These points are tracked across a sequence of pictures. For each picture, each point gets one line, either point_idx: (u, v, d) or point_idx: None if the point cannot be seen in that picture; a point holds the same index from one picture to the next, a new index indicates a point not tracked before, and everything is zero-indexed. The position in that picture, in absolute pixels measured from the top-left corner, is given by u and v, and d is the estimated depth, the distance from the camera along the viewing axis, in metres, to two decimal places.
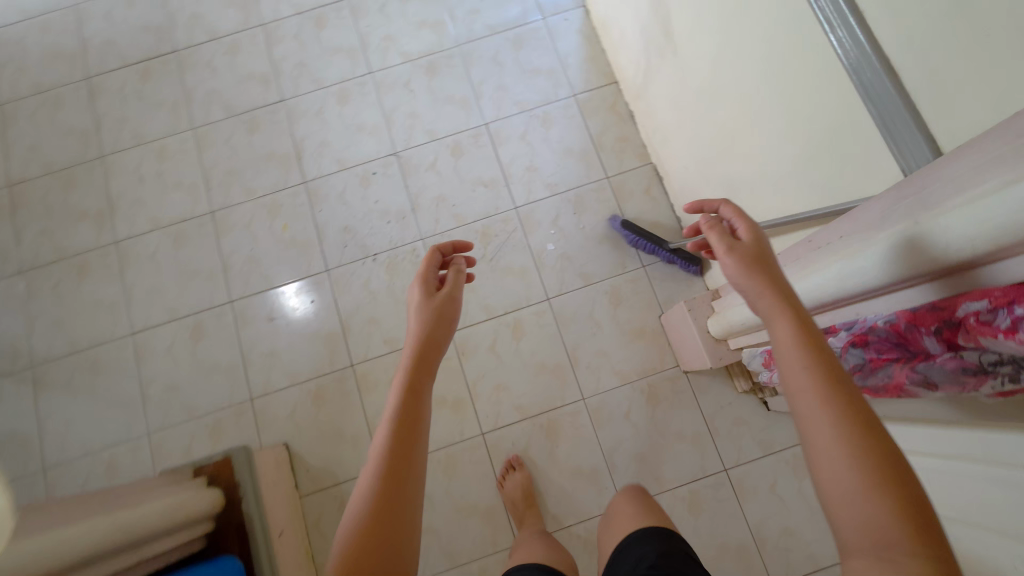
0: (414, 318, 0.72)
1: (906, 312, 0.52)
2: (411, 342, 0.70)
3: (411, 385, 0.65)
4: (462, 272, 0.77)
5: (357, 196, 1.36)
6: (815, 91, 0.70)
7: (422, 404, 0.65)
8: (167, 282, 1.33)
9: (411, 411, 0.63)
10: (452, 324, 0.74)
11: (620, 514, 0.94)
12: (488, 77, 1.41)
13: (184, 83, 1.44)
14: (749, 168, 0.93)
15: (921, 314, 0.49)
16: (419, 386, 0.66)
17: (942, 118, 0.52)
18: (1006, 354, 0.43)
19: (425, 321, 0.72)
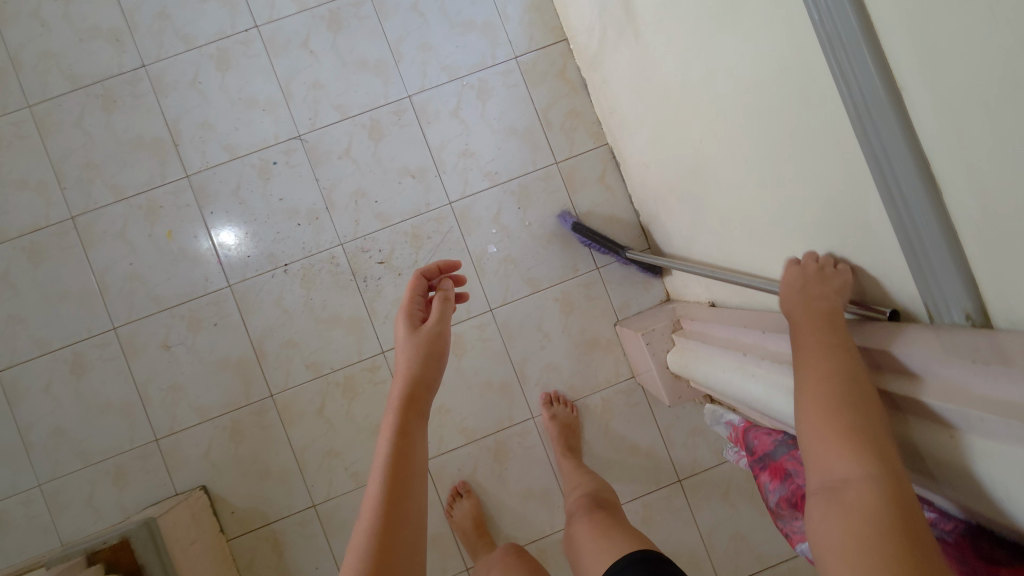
0: (400, 357, 0.66)
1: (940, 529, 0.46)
2: (399, 382, 0.65)
3: (404, 431, 0.62)
4: (447, 303, 0.69)
5: (255, 191, 1.12)
6: (814, 158, 0.54)
7: (417, 457, 0.61)
8: (30, 308, 1.10)
9: (403, 457, 0.60)
10: (441, 360, 0.68)
11: (586, 541, 0.84)
12: (408, 33, 1.13)
13: (5, 43, 1.10)
14: (721, 200, 0.77)
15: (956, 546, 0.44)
16: (409, 431, 0.62)
17: (1001, 268, 0.39)
18: None
19: (411, 361, 0.65)
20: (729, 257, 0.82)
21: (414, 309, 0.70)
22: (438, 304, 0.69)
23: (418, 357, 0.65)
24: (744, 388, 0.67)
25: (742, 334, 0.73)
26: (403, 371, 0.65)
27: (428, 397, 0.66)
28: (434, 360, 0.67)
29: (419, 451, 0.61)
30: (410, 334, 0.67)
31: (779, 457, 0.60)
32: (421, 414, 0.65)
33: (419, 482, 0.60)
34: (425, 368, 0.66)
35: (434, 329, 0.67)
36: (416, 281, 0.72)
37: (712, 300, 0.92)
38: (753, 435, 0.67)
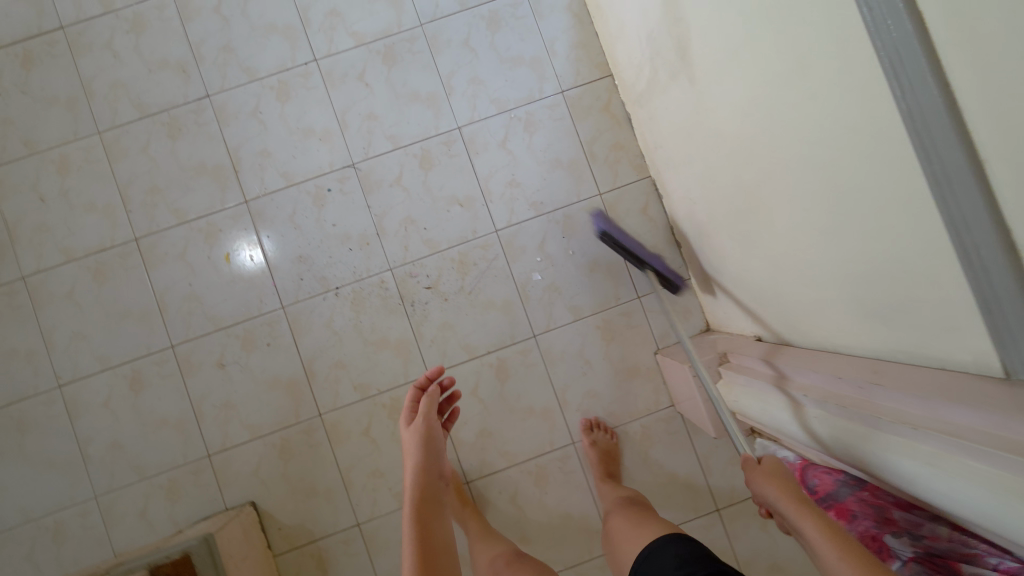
0: (407, 451, 0.88)
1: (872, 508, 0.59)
2: (412, 477, 0.85)
3: (421, 510, 0.82)
4: (434, 400, 0.92)
5: (309, 217, 1.16)
6: (878, 214, 0.56)
7: (436, 531, 0.81)
8: (92, 325, 1.15)
9: (425, 537, 0.79)
10: (441, 449, 0.90)
11: (622, 536, 0.86)
12: (459, 67, 1.18)
13: (79, 73, 1.16)
14: (774, 242, 0.79)
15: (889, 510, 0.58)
16: (427, 516, 0.82)
17: None
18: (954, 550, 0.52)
19: (415, 453, 0.88)
20: (779, 296, 0.83)
21: (408, 412, 0.94)
22: (426, 404, 0.93)
23: (419, 449, 0.88)
24: (806, 428, 0.69)
25: (800, 374, 0.74)
26: (414, 464, 0.86)
27: (436, 479, 0.87)
28: (432, 445, 0.88)
29: (436, 526, 0.82)
30: (410, 431, 0.90)
31: (844, 497, 0.63)
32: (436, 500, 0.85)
33: (446, 556, 0.79)
34: (427, 455, 0.87)
35: (427, 423, 0.89)
36: (414, 392, 0.95)
37: (757, 335, 0.96)
38: (812, 475, 0.69)
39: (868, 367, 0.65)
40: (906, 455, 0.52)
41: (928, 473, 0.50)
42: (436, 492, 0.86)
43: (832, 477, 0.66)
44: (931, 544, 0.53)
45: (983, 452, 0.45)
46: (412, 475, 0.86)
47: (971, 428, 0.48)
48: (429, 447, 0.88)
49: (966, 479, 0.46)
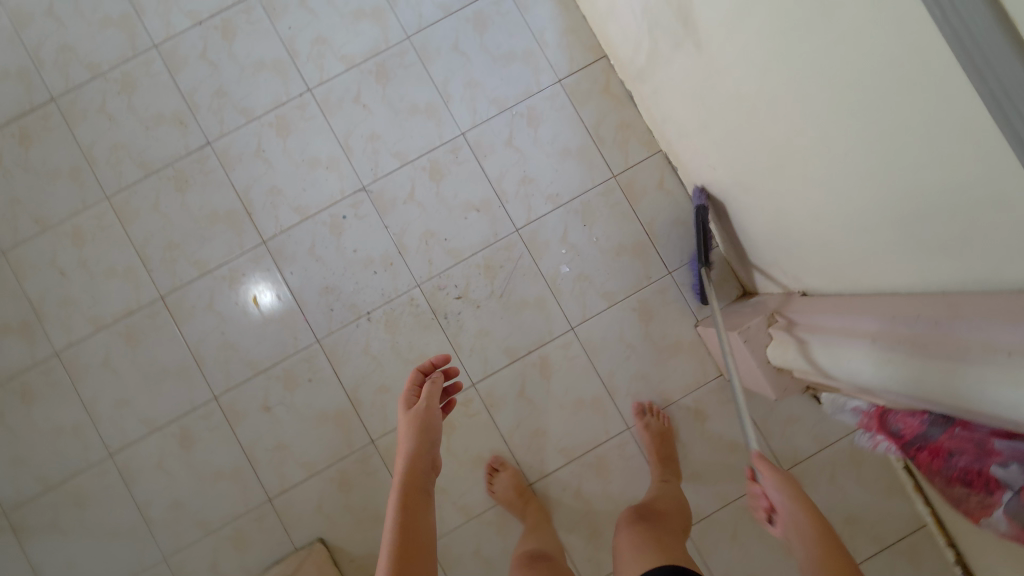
0: (402, 435, 0.86)
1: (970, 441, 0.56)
2: (403, 459, 0.83)
3: (408, 499, 0.79)
4: (435, 386, 0.90)
5: (329, 247, 1.16)
6: (930, 149, 0.54)
7: (420, 519, 0.77)
8: (133, 389, 1.14)
9: (410, 520, 0.76)
10: (437, 433, 0.87)
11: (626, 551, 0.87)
12: (454, 73, 1.17)
13: (79, 141, 1.16)
14: (812, 194, 0.77)
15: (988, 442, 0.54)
16: (413, 500, 0.79)
17: None
18: None
19: (409, 437, 0.85)
20: (823, 248, 0.81)
21: (408, 395, 0.91)
22: (426, 389, 0.90)
23: (414, 435, 0.85)
24: (881, 374, 0.67)
25: (864, 321, 0.73)
26: (406, 446, 0.84)
27: (427, 468, 0.84)
28: (427, 431, 0.85)
29: (421, 515, 0.78)
30: (408, 415, 0.87)
31: (936, 437, 0.60)
32: (424, 484, 0.82)
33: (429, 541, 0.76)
34: (421, 442, 0.84)
35: (427, 407, 0.87)
36: (415, 376, 0.94)
37: (803, 290, 0.94)
38: (895, 419, 0.67)
39: (940, 303, 0.63)
40: (1002, 383, 0.50)
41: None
42: (426, 482, 0.83)
43: (919, 416, 0.63)
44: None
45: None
46: (404, 459, 0.83)
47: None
48: (424, 434, 0.85)
49: None
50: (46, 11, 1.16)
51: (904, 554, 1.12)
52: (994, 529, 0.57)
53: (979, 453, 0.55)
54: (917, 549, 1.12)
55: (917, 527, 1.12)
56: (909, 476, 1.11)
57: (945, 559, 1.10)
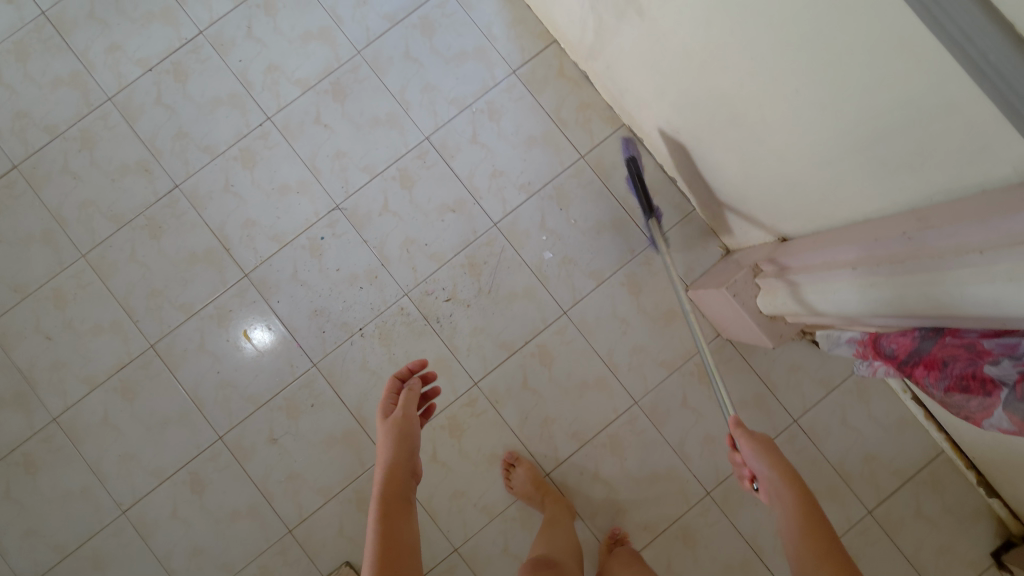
0: (381, 444, 0.85)
1: (962, 348, 0.56)
2: (380, 471, 0.82)
3: (387, 512, 0.78)
4: (412, 394, 0.89)
5: (313, 270, 1.15)
6: (874, 68, 0.54)
7: (403, 531, 0.77)
8: (136, 442, 1.13)
9: (389, 535, 0.75)
10: (415, 440, 0.86)
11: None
12: (409, 80, 1.18)
13: (47, 204, 1.16)
14: (774, 136, 0.77)
15: (982, 347, 0.55)
16: (392, 515, 0.78)
17: None
18: None
19: (388, 447, 0.84)
20: (794, 188, 0.82)
21: (387, 403, 0.91)
22: (404, 397, 0.90)
23: (393, 443, 0.84)
24: (868, 299, 0.69)
25: (842, 251, 0.74)
26: (383, 458, 0.83)
27: (407, 477, 0.83)
28: (407, 440, 0.84)
29: (403, 525, 0.77)
30: (386, 423, 0.87)
31: (929, 350, 0.60)
32: (403, 493, 0.81)
33: (410, 553, 0.75)
34: (400, 451, 0.83)
35: (404, 413, 0.87)
36: (391, 383, 0.93)
37: (783, 236, 0.94)
38: (887, 341, 0.66)
39: (910, 217, 0.64)
40: (981, 282, 0.54)
41: (1011, 291, 0.51)
42: (407, 490, 0.82)
43: (908, 336, 0.63)
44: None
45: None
46: (382, 470, 0.82)
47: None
48: (403, 442, 0.84)
49: None
50: None
51: (927, 484, 1.12)
52: (997, 430, 0.56)
53: (972, 357, 0.55)
54: (939, 476, 1.12)
55: (936, 455, 1.13)
56: (918, 405, 1.12)
57: (967, 481, 1.12)
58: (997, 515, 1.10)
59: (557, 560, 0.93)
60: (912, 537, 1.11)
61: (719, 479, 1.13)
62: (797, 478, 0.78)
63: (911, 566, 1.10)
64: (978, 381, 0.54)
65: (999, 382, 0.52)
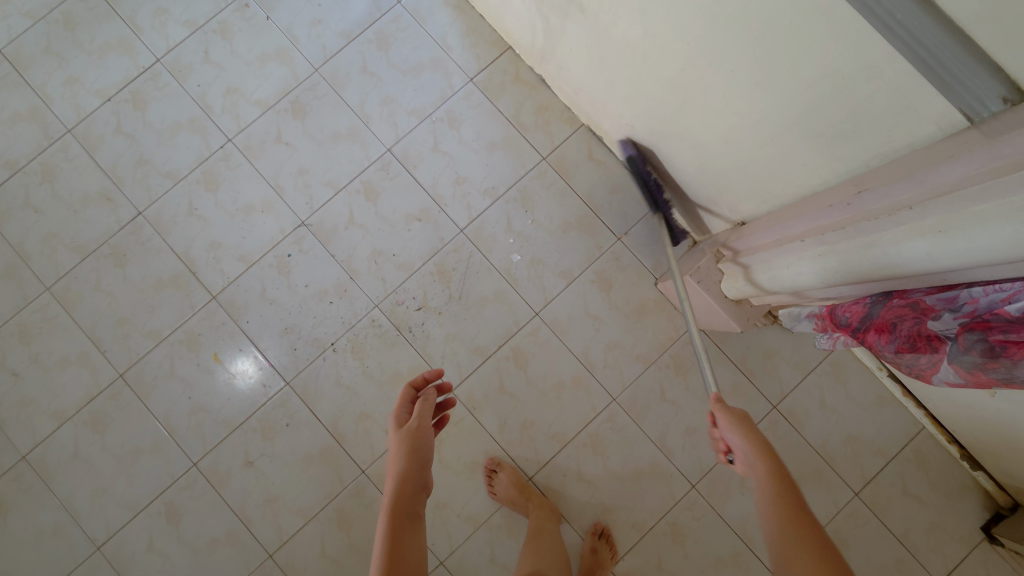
0: (392, 456, 0.81)
1: (906, 307, 0.57)
2: (392, 486, 0.78)
3: (394, 529, 0.74)
4: (427, 404, 0.85)
5: (281, 288, 1.15)
6: (800, 38, 0.55)
7: (410, 550, 0.73)
8: (108, 475, 1.11)
9: (395, 555, 0.72)
10: (428, 454, 0.82)
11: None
12: (368, 94, 1.19)
13: (8, 239, 1.15)
14: (718, 120, 0.78)
15: (925, 304, 0.56)
16: (399, 534, 0.74)
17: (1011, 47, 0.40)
18: (985, 305, 0.50)
19: (400, 459, 0.79)
20: (744, 170, 0.82)
21: (400, 412, 0.86)
22: (419, 407, 0.85)
23: (405, 457, 0.79)
24: (820, 268, 0.70)
25: (796, 225, 0.76)
26: (395, 472, 0.79)
27: (417, 491, 0.79)
28: (419, 456, 0.80)
29: (411, 543, 0.74)
30: (399, 434, 0.82)
31: (878, 314, 0.60)
32: (412, 511, 0.78)
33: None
34: (411, 465, 0.79)
35: (417, 425, 0.82)
36: (406, 390, 0.89)
37: (742, 220, 0.93)
38: (841, 310, 0.67)
39: (848, 185, 0.65)
40: (913, 239, 0.55)
41: (942, 243, 0.52)
42: (416, 505, 0.78)
43: (862, 303, 0.64)
44: (972, 309, 0.51)
45: (983, 189, 0.48)
46: (393, 483, 0.78)
47: (958, 180, 0.51)
48: (415, 457, 0.79)
49: (990, 218, 0.48)
50: None
51: (912, 462, 1.11)
52: (947, 383, 0.57)
53: (917, 316, 0.56)
54: (923, 453, 1.12)
55: (917, 431, 1.12)
56: (894, 382, 1.12)
57: (950, 455, 1.11)
58: (983, 488, 1.09)
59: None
60: (901, 517, 1.10)
61: (703, 471, 1.12)
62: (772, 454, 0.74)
63: (902, 545, 1.09)
64: (922, 339, 0.55)
65: (942, 340, 0.54)
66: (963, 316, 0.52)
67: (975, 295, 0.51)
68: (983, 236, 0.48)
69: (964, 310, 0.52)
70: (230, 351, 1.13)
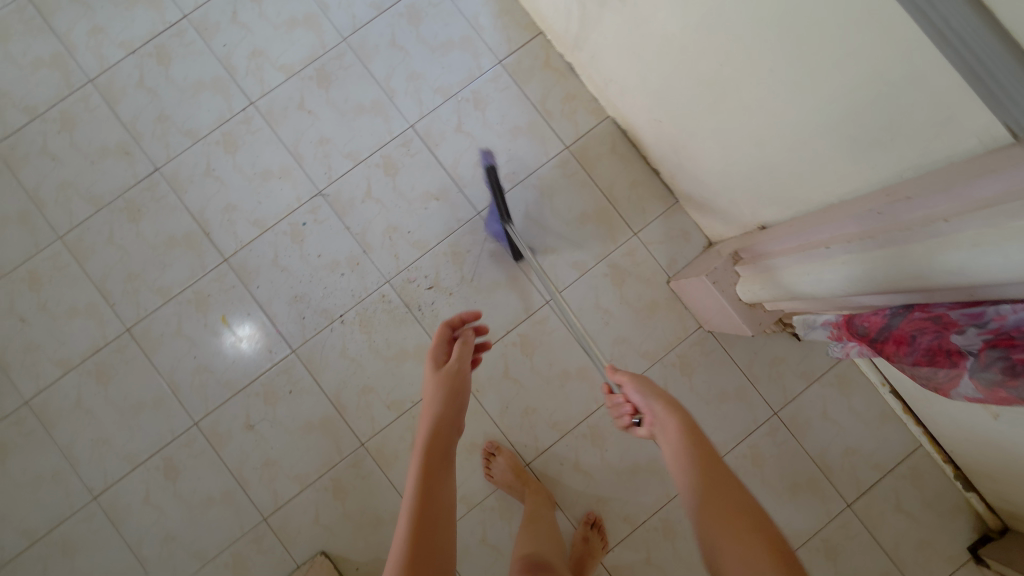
0: (430, 394, 0.84)
1: (928, 319, 0.58)
2: (428, 420, 0.81)
3: (431, 455, 0.76)
4: (466, 348, 0.88)
5: (294, 256, 1.15)
6: (847, 42, 0.55)
7: (443, 477, 0.75)
8: (109, 427, 1.11)
9: (432, 479, 0.73)
10: (464, 395, 0.85)
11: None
12: (394, 68, 1.18)
13: (23, 185, 1.14)
14: (751, 120, 0.78)
15: (948, 317, 0.56)
16: (437, 462, 0.76)
17: None
18: (1012, 322, 0.51)
19: (438, 397, 0.82)
20: (771, 173, 0.82)
21: (438, 353, 0.89)
22: (459, 349, 0.88)
23: (443, 394, 0.82)
24: (846, 275, 0.70)
25: (820, 231, 0.76)
26: (433, 408, 0.82)
27: (452, 429, 0.81)
28: (458, 394, 0.83)
29: (445, 472, 0.75)
30: (438, 375, 0.85)
31: (899, 325, 0.60)
32: (448, 444, 0.80)
33: (449, 502, 0.73)
34: (449, 403, 0.82)
35: (457, 366, 0.85)
36: (442, 333, 0.91)
37: (761, 225, 0.94)
38: (860, 320, 0.67)
39: (879, 194, 0.64)
40: (949, 250, 0.56)
41: (977, 257, 0.53)
42: (451, 442, 0.80)
43: (880, 313, 0.64)
44: (998, 326, 0.52)
45: None
46: (431, 416, 0.81)
47: (1000, 194, 0.50)
48: (452, 396, 0.82)
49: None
50: None
51: (907, 478, 1.12)
52: (963, 399, 0.57)
53: (938, 329, 0.56)
54: (918, 470, 1.13)
55: (914, 449, 1.13)
56: (896, 399, 1.13)
57: (945, 475, 1.12)
58: (975, 510, 1.10)
59: (540, 556, 0.91)
60: (890, 532, 1.11)
61: None
62: (677, 407, 0.79)
63: (889, 559, 1.10)
64: (941, 351, 0.55)
65: (961, 354, 0.54)
66: (988, 330, 0.52)
67: (1002, 311, 0.51)
68: (1017, 253, 0.50)
69: (988, 325, 0.52)
70: (239, 315, 1.13)
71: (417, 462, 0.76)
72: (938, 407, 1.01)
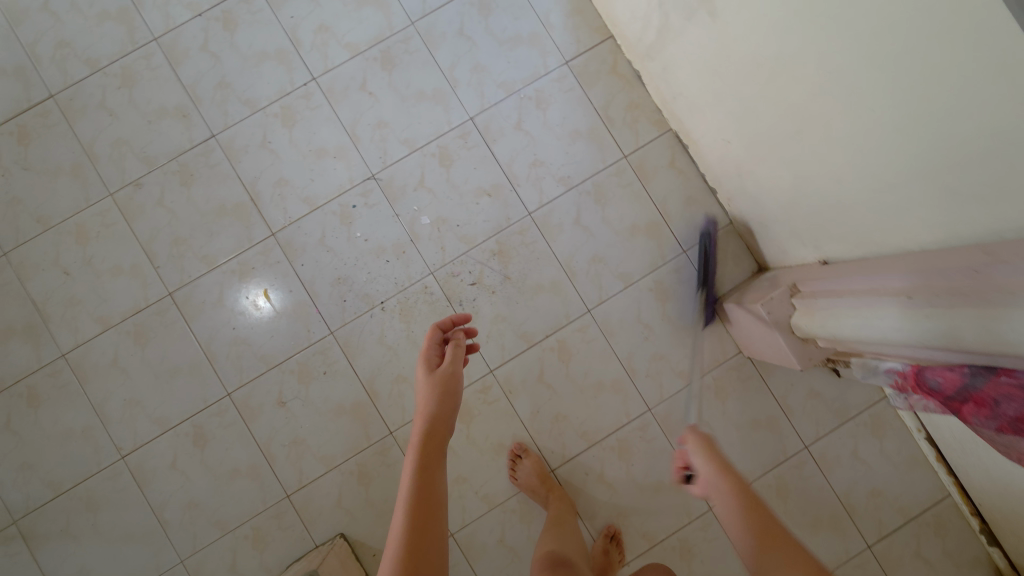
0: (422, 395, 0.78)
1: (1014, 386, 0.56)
2: (421, 422, 0.75)
3: (426, 461, 0.71)
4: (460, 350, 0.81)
5: (340, 237, 1.14)
6: (965, 98, 0.52)
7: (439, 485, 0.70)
8: (143, 389, 1.12)
9: (427, 488, 0.68)
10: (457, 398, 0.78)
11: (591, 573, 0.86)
12: (460, 58, 1.16)
13: (79, 138, 1.14)
14: (835, 156, 0.75)
15: None
16: (431, 469, 0.71)
17: None
18: None
19: (432, 398, 0.76)
20: (846, 211, 0.81)
21: (430, 355, 0.82)
22: (452, 352, 0.81)
23: (438, 397, 0.76)
24: (917, 329, 0.68)
25: (894, 278, 0.75)
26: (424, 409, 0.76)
27: (445, 431, 0.76)
28: (452, 398, 0.77)
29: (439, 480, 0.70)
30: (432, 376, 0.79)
31: (980, 387, 0.60)
32: (440, 449, 0.74)
33: (444, 514, 0.68)
34: (444, 405, 0.76)
35: (452, 370, 0.79)
36: (435, 333, 0.85)
37: (823, 259, 0.94)
38: (932, 373, 0.66)
39: (975, 251, 0.64)
40: None
41: None
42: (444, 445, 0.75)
43: (960, 368, 0.63)
44: None
45: None
46: (423, 419, 0.75)
47: None
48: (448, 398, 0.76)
49: None
50: (42, 6, 1.14)
51: (930, 527, 1.12)
52: None
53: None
54: (943, 520, 1.12)
55: (941, 498, 1.12)
56: (930, 446, 1.12)
57: (969, 527, 1.11)
58: (995, 565, 1.09)
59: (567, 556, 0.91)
60: None
61: None
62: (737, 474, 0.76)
63: None
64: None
65: None
66: None
67: None
68: None
69: None
70: (281, 291, 1.13)
71: (410, 467, 0.71)
72: (975, 461, 1.00)
